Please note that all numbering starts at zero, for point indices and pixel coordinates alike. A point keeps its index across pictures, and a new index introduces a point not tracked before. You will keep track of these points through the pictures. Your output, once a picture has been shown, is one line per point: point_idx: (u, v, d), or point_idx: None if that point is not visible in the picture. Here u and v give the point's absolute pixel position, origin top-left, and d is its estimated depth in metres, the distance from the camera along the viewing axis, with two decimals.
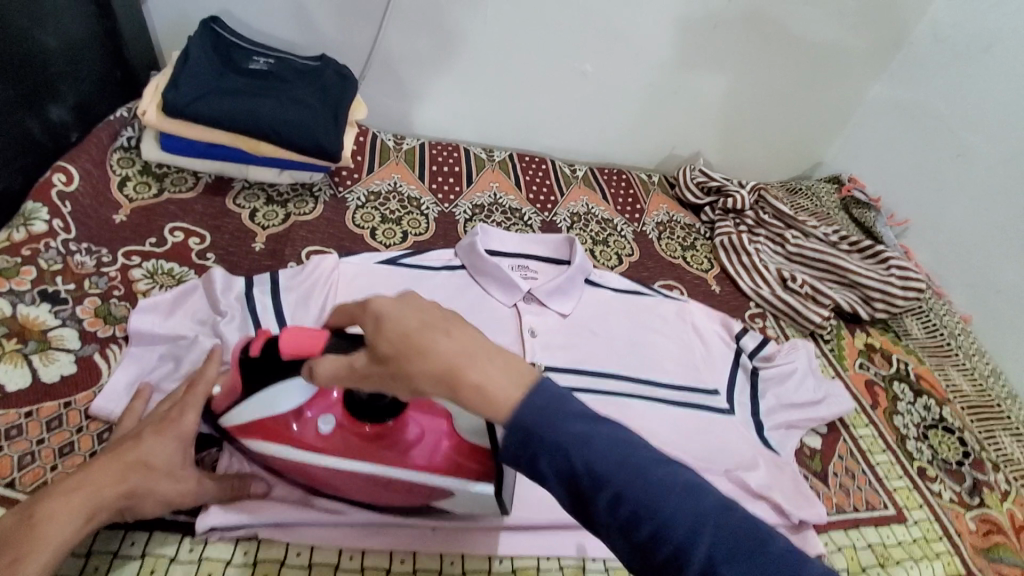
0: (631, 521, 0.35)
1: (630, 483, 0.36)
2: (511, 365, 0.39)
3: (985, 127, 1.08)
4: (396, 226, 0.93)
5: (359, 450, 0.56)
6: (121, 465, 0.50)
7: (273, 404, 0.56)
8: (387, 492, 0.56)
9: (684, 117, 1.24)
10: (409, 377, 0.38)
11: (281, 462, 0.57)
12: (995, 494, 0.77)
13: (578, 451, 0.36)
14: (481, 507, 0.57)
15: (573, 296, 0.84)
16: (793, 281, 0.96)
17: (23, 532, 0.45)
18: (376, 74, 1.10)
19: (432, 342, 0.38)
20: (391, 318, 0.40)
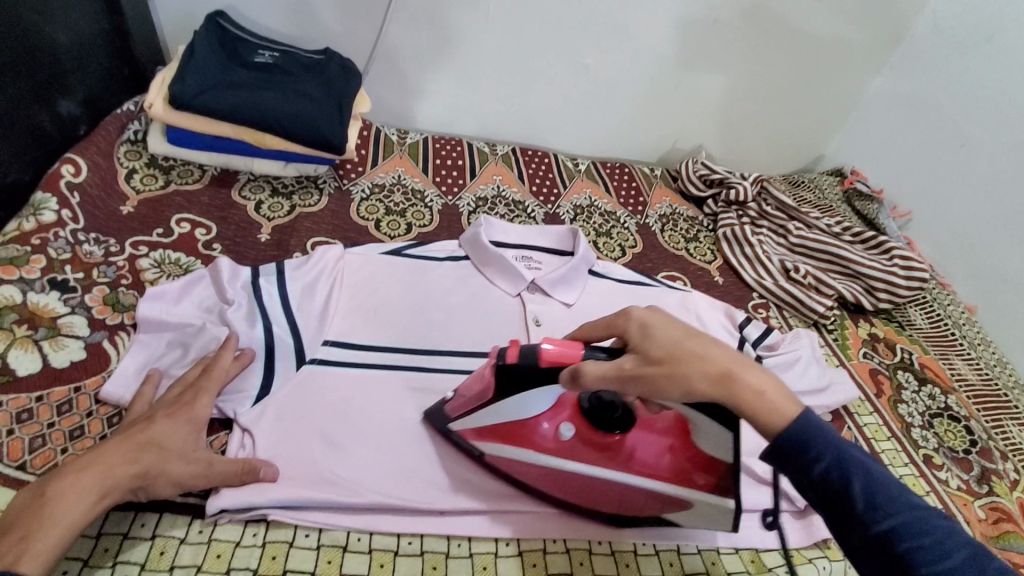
0: (889, 539, 0.41)
1: (891, 502, 0.42)
2: (767, 379, 0.48)
3: (987, 119, 1.08)
4: (401, 218, 0.94)
5: (595, 456, 0.61)
6: (133, 447, 0.52)
7: (520, 411, 0.61)
8: (615, 499, 0.61)
9: (686, 112, 1.25)
10: (682, 376, 0.47)
11: (514, 465, 0.61)
12: (1003, 482, 0.76)
13: (856, 472, 0.43)
14: (710, 522, 0.60)
15: (576, 286, 0.84)
16: (796, 272, 0.97)
17: (34, 510, 0.46)
18: (380, 69, 1.10)
19: (705, 350, 0.48)
20: (658, 328, 0.50)
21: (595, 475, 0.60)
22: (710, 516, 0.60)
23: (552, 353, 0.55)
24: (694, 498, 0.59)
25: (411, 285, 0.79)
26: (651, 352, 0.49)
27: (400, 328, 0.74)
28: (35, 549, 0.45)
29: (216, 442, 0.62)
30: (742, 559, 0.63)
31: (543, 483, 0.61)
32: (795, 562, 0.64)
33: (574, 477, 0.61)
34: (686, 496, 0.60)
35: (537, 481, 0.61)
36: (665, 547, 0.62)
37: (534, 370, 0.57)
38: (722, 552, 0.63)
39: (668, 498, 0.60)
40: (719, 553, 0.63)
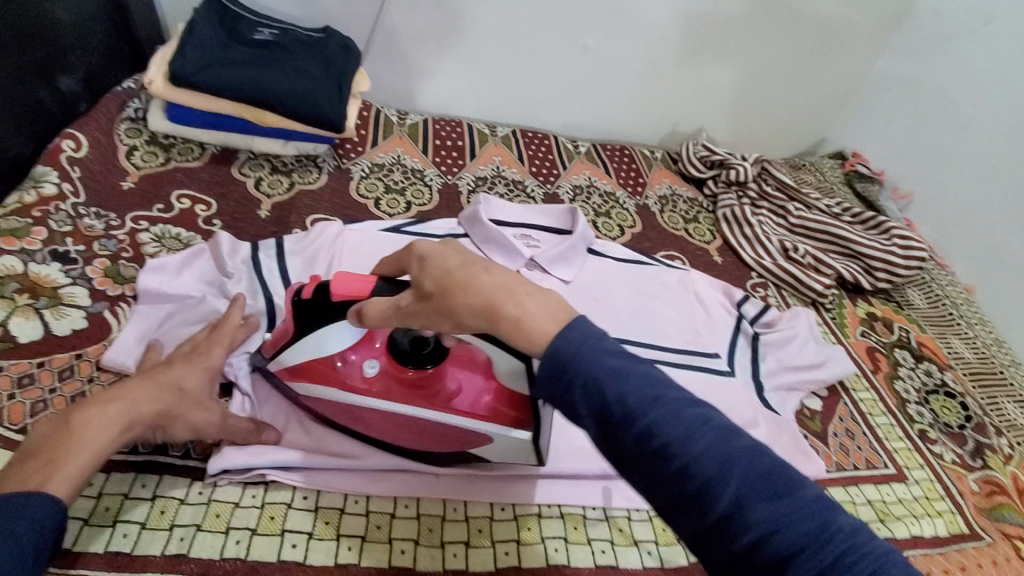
0: (666, 453, 0.36)
1: (662, 416, 0.37)
2: (547, 301, 0.43)
3: (988, 99, 1.08)
4: (400, 196, 0.94)
5: (402, 392, 0.59)
6: (157, 386, 0.53)
7: (325, 346, 0.59)
8: (426, 437, 0.59)
9: (687, 94, 1.24)
10: (450, 309, 0.44)
11: (323, 403, 0.60)
12: (998, 457, 0.77)
13: (607, 383, 0.38)
14: (518, 456, 0.59)
15: (575, 264, 0.85)
16: (795, 251, 0.97)
17: (62, 435, 0.47)
18: (380, 49, 1.10)
19: (472, 278, 0.44)
20: (434, 258, 0.47)
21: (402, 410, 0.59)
22: (518, 451, 0.59)
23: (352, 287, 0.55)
24: (500, 434, 0.58)
25: None
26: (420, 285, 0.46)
27: None
28: (64, 472, 0.46)
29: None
30: None
31: (358, 420, 0.60)
32: None
33: (382, 414, 0.59)
34: (486, 429, 0.58)
35: (352, 418, 0.60)
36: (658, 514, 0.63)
37: (332, 304, 0.57)
38: None
39: (472, 433, 0.58)
40: None
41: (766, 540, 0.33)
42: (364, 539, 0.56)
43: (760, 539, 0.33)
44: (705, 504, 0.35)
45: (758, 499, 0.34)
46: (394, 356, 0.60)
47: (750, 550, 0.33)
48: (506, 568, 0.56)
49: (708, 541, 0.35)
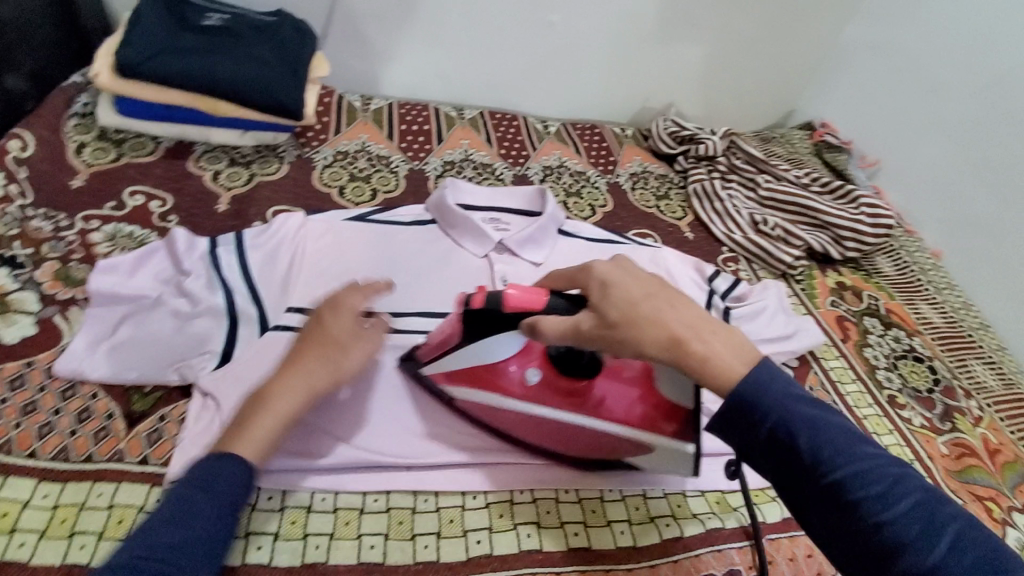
0: (860, 506, 0.41)
1: (859, 470, 0.42)
2: (731, 341, 0.49)
3: (953, 63, 1.08)
4: (365, 184, 0.91)
5: (559, 400, 0.60)
6: (317, 348, 0.57)
7: (486, 355, 0.60)
8: (587, 444, 0.61)
9: (656, 68, 1.23)
10: (634, 339, 0.49)
11: (480, 408, 0.62)
12: (965, 419, 0.77)
13: (801, 433, 0.44)
14: (672, 466, 0.61)
15: (546, 246, 0.84)
16: (765, 224, 0.97)
17: (254, 409, 0.53)
18: (339, 31, 1.07)
19: (659, 314, 0.49)
20: (617, 285, 0.51)
21: (563, 419, 0.60)
22: (673, 460, 0.60)
23: (521, 297, 0.55)
24: (661, 443, 0.59)
25: (375, 250, 0.78)
26: (602, 310, 0.50)
27: None
28: (256, 439, 0.51)
29: (167, 429, 0.60)
30: (707, 500, 0.64)
31: (512, 425, 0.62)
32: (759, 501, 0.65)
33: (537, 420, 0.61)
34: (652, 441, 0.59)
35: (504, 422, 0.62)
36: (632, 493, 0.63)
37: (502, 316, 0.57)
38: (689, 495, 0.64)
39: (633, 442, 0.60)
40: (685, 495, 0.64)
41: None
42: (333, 537, 0.55)
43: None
44: (895, 558, 0.40)
45: (945, 557, 0.39)
46: (552, 365, 0.60)
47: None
48: (477, 556, 0.56)
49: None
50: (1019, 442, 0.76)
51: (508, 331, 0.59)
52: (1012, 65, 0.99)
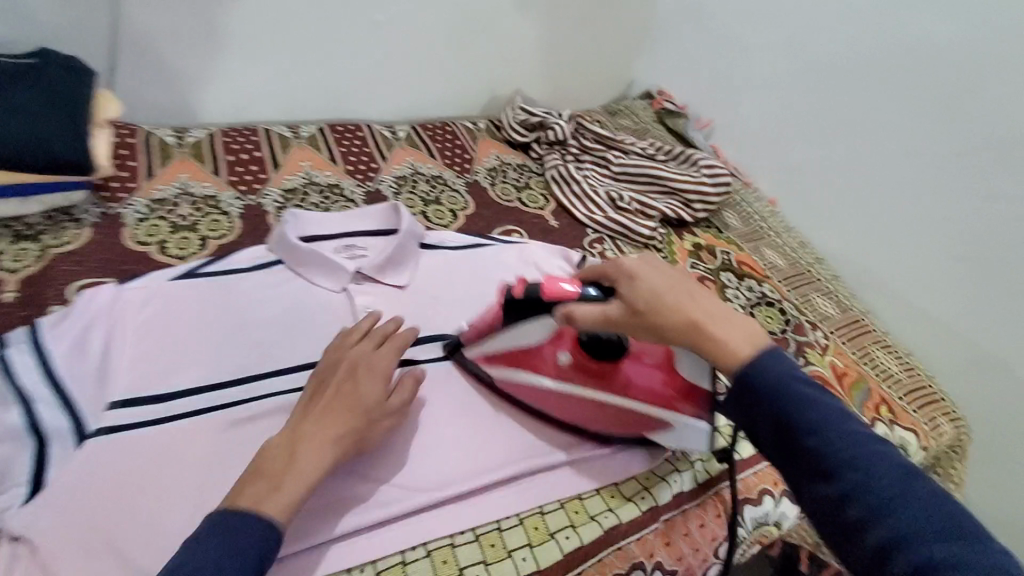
0: (834, 476, 0.45)
1: (840, 443, 0.46)
2: (744, 329, 0.53)
3: (752, 21, 1.16)
4: (191, 233, 0.81)
5: (589, 379, 0.65)
6: (350, 413, 0.56)
7: (524, 340, 0.65)
8: (606, 421, 0.66)
9: (494, 58, 1.21)
10: (656, 326, 0.54)
11: (515, 386, 0.67)
12: (815, 351, 0.83)
13: (792, 407, 0.48)
14: (688, 442, 0.64)
15: (409, 266, 0.80)
16: (621, 200, 1.00)
17: (286, 465, 0.51)
18: (132, 61, 0.92)
19: (682, 303, 0.53)
20: (645, 277, 0.55)
21: (588, 397, 0.65)
22: (685, 434, 0.64)
23: (561, 291, 0.59)
24: (674, 421, 0.63)
25: (212, 310, 0.69)
26: (632, 299, 0.54)
27: (209, 364, 0.64)
28: (286, 498, 0.50)
29: None
30: (602, 497, 0.65)
31: (544, 402, 0.66)
32: (649, 484, 0.66)
33: (570, 399, 0.65)
34: (666, 417, 0.63)
35: (540, 400, 0.67)
36: (529, 514, 0.62)
37: (537, 306, 0.61)
38: (584, 498, 0.64)
39: (651, 418, 0.63)
40: (581, 499, 0.64)
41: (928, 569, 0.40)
42: None
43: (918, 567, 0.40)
44: (875, 528, 0.42)
45: (924, 530, 0.42)
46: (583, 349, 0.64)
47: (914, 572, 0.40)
48: None
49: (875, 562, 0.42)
50: (861, 361, 0.84)
51: (541, 322, 0.63)
52: (802, 19, 1.08)
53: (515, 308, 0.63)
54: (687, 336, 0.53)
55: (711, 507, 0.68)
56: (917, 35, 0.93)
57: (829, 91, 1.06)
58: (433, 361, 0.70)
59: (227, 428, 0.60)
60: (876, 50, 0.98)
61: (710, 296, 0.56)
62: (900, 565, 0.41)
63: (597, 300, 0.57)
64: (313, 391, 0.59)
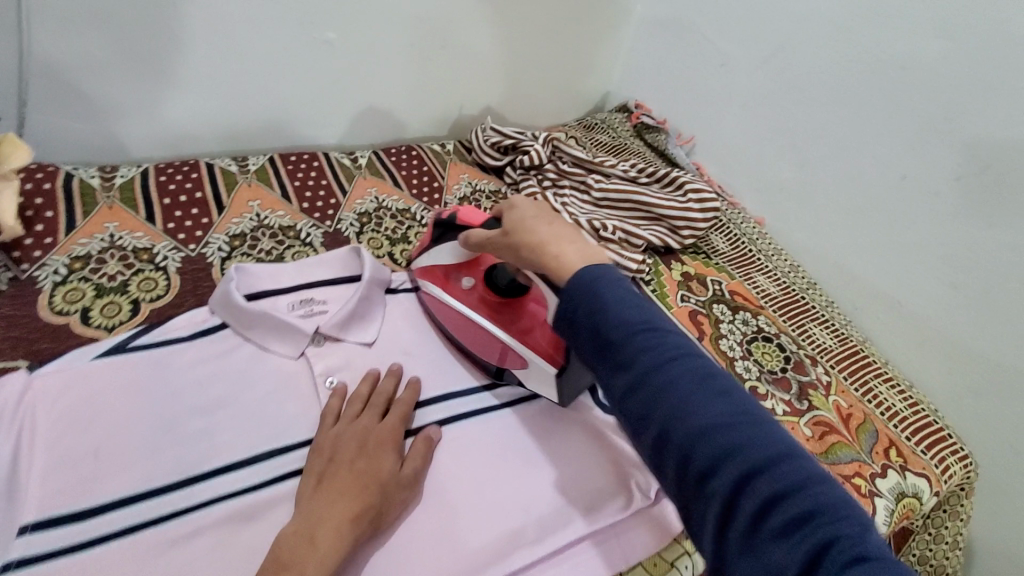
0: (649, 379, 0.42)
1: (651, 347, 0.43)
2: (586, 249, 0.52)
3: (732, 32, 1.11)
4: (120, 297, 0.70)
5: (481, 306, 0.69)
6: (367, 489, 0.52)
7: (444, 260, 0.73)
8: (479, 345, 0.69)
9: (461, 76, 1.13)
10: (515, 245, 0.56)
11: (427, 297, 0.74)
12: (819, 392, 0.78)
13: (607, 307, 0.45)
14: (542, 387, 0.65)
15: (374, 322, 0.71)
16: (605, 229, 0.92)
17: (304, 551, 0.46)
18: (44, 96, 0.80)
19: (536, 227, 0.55)
20: (520, 206, 0.59)
21: (470, 317, 0.69)
22: (542, 379, 0.65)
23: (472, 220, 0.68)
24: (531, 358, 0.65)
25: (146, 394, 0.59)
26: (505, 222, 0.59)
27: (140, 466, 0.55)
28: None
29: None
30: None
31: (440, 314, 0.72)
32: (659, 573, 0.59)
33: (459, 317, 0.70)
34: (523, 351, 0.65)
35: (441, 313, 0.72)
36: None
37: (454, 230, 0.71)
38: None
39: (513, 351, 0.66)
40: None
41: (727, 461, 0.39)
42: None
43: (720, 461, 0.39)
44: (683, 426, 0.40)
45: (720, 419, 0.40)
46: (487, 279, 0.70)
47: (715, 468, 0.39)
48: None
49: (680, 455, 0.41)
50: (865, 399, 0.79)
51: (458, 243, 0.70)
52: (784, 32, 1.02)
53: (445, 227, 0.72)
54: (535, 258, 0.53)
55: None
56: (904, 50, 0.87)
57: (813, 107, 1.00)
58: (442, 423, 0.64)
59: (163, 547, 0.51)
60: (862, 65, 0.93)
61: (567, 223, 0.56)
62: (717, 478, 0.39)
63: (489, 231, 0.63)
64: (323, 464, 0.55)
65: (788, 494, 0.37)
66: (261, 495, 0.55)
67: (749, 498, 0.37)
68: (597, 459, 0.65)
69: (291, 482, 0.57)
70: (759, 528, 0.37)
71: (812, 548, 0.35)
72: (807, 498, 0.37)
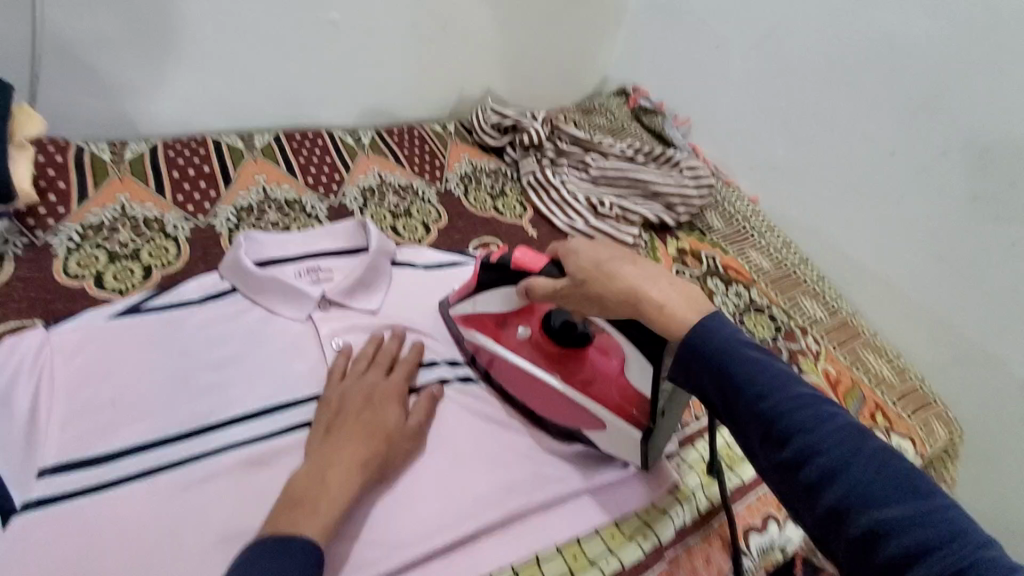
0: (800, 448, 0.40)
1: (791, 404, 0.41)
2: (678, 290, 0.50)
3: (728, 15, 1.13)
4: (132, 263, 0.72)
5: (543, 360, 0.65)
6: (373, 437, 0.54)
7: (494, 309, 0.68)
8: (546, 406, 0.65)
9: (462, 58, 1.15)
10: (598, 296, 0.52)
11: (479, 351, 0.69)
12: (808, 358, 0.81)
13: (742, 373, 0.43)
14: (622, 449, 0.61)
15: (379, 289, 0.74)
16: (603, 206, 0.96)
17: (315, 488, 0.48)
18: (56, 71, 0.82)
19: (617, 270, 0.51)
20: (581, 249, 0.54)
21: (535, 375, 0.65)
22: (623, 444, 0.60)
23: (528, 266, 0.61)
24: (610, 422, 0.60)
25: (159, 351, 0.62)
26: (572, 269, 0.54)
27: (155, 417, 0.57)
28: (322, 520, 0.46)
29: None
30: (601, 537, 0.58)
31: (498, 370, 0.67)
32: (650, 519, 0.61)
33: (521, 373, 0.66)
34: (601, 414, 0.61)
35: (496, 370, 0.68)
36: (524, 564, 0.55)
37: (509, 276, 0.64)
38: (582, 540, 0.58)
39: (588, 414, 0.62)
40: (579, 542, 0.58)
41: (913, 549, 0.35)
42: None
43: (901, 548, 0.35)
44: (849, 504, 0.38)
45: (901, 508, 0.36)
46: (545, 328, 0.65)
47: (894, 556, 0.36)
48: None
49: (849, 537, 0.37)
50: (853, 366, 0.82)
51: (510, 292, 0.66)
52: (778, 15, 1.05)
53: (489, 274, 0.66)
54: (626, 305, 0.50)
55: (715, 540, 0.62)
56: (895, 29, 0.90)
57: (806, 88, 1.03)
58: (444, 381, 0.67)
59: (179, 490, 0.53)
60: (853, 45, 0.95)
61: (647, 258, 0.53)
62: (881, 548, 0.36)
63: (551, 277, 0.58)
64: (331, 415, 0.57)
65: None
66: (270, 445, 0.58)
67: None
68: None
69: (298, 434, 0.59)
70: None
71: None
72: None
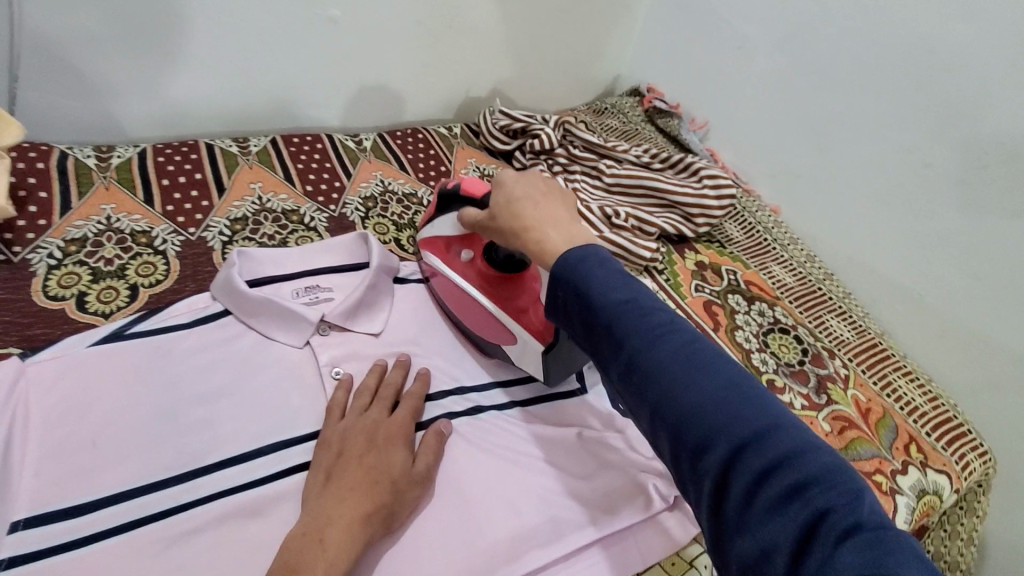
0: (636, 355, 0.40)
1: (628, 312, 0.42)
2: (570, 234, 0.50)
3: (751, 12, 1.07)
4: (118, 282, 0.68)
5: (478, 280, 0.69)
6: (377, 488, 0.49)
7: (444, 231, 0.72)
8: (472, 320, 0.69)
9: (470, 56, 1.10)
10: (498, 229, 0.55)
11: (428, 267, 0.74)
12: (838, 386, 0.76)
13: (590, 290, 0.43)
14: (530, 365, 0.65)
15: (381, 311, 0.69)
16: (618, 217, 0.89)
17: (314, 551, 0.44)
18: (37, 72, 0.77)
19: (522, 208, 0.53)
20: (509, 180, 0.56)
21: (467, 292, 0.69)
22: (534, 362, 0.65)
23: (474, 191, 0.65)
24: (525, 341, 0.64)
25: (147, 382, 0.57)
26: (493, 204, 0.56)
27: (138, 460, 0.52)
28: None
29: None
30: None
31: (440, 286, 0.72)
32: (677, 574, 0.57)
33: (454, 287, 0.70)
34: (517, 332, 0.65)
35: (438, 285, 0.72)
36: None
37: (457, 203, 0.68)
38: None
39: (506, 331, 0.66)
40: None
41: (723, 439, 0.36)
42: None
43: (712, 438, 0.37)
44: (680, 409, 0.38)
45: (714, 399, 0.38)
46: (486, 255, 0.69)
47: (708, 448, 0.37)
48: None
49: (670, 432, 0.38)
50: (884, 393, 0.78)
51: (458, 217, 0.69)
52: (804, 15, 0.99)
53: (447, 198, 0.70)
54: (523, 245, 0.52)
55: None
56: (932, 30, 0.84)
57: (833, 91, 0.97)
58: (455, 416, 0.63)
59: (164, 543, 0.48)
60: (887, 48, 0.89)
61: (556, 204, 0.54)
62: (695, 437, 0.37)
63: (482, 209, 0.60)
64: (333, 459, 0.52)
65: (781, 464, 0.35)
66: (264, 491, 0.53)
67: (747, 475, 0.35)
68: (616, 461, 0.62)
69: (296, 477, 0.54)
70: (751, 506, 0.34)
71: (808, 517, 0.33)
72: (800, 467, 0.34)
